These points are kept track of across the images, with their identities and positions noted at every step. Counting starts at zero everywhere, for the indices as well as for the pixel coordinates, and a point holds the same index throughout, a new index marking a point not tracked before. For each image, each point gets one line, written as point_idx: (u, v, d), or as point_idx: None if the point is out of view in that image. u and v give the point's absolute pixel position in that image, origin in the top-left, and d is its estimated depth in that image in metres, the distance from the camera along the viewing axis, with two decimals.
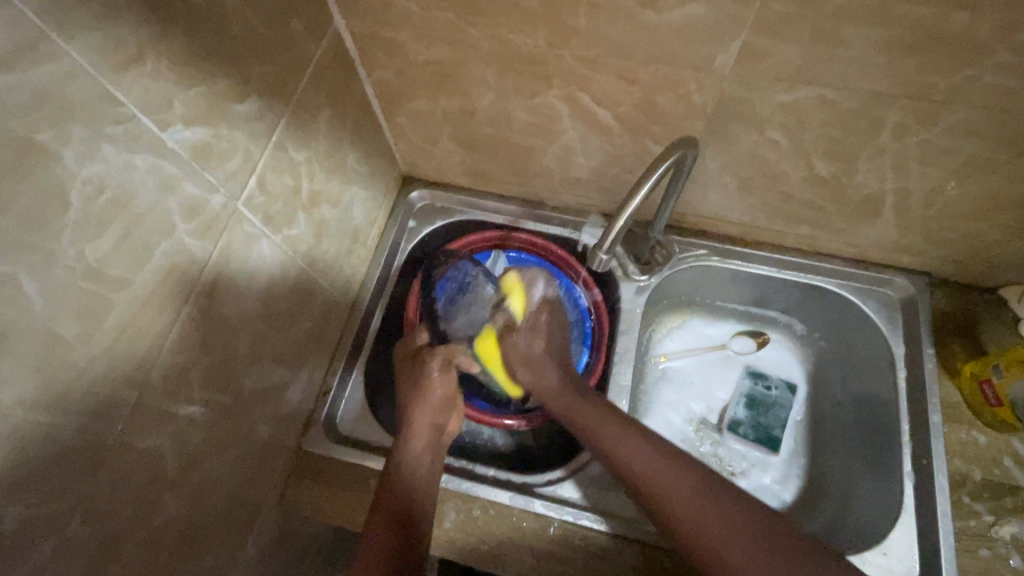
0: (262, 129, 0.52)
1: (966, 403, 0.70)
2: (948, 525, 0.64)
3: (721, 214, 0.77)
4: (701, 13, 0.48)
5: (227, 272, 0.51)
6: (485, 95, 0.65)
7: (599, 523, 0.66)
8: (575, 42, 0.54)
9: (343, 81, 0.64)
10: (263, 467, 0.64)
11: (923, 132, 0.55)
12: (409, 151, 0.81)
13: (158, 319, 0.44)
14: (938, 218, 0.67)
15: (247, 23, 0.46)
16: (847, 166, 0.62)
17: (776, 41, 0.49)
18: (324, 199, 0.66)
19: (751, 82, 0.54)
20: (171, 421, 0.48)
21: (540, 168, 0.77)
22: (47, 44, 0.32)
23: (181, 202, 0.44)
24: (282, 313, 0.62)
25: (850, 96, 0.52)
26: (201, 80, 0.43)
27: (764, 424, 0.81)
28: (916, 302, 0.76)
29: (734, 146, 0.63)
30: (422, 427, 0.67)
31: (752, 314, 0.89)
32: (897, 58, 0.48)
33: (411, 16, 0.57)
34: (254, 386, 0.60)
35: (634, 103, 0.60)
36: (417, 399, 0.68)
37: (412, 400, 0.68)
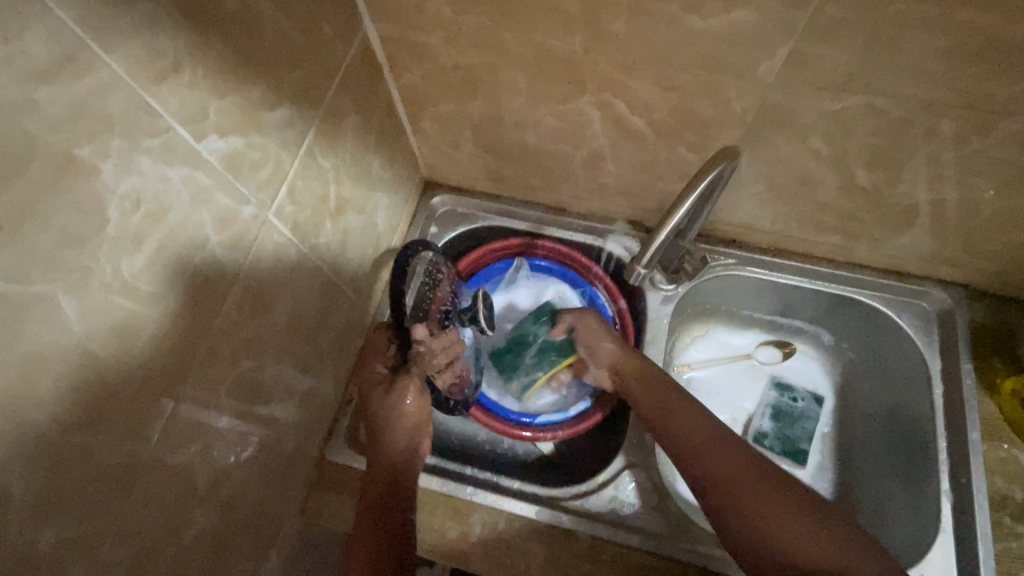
0: (293, 136, 0.51)
1: (1006, 419, 0.68)
2: (987, 547, 0.62)
3: (752, 222, 0.75)
4: (748, 20, 0.46)
5: (257, 282, 0.50)
6: (515, 101, 0.64)
7: (627, 539, 0.65)
8: (613, 48, 0.53)
9: (371, 85, 0.63)
10: (288, 477, 0.63)
11: (974, 142, 0.53)
12: (433, 156, 0.80)
13: (190, 333, 0.43)
14: (982, 229, 0.65)
15: (280, 28, 0.45)
16: (889, 176, 0.60)
17: (825, 48, 0.47)
18: (350, 205, 0.65)
19: (795, 90, 0.52)
20: (200, 435, 0.47)
21: (568, 174, 0.75)
22: (87, 55, 0.31)
23: (214, 213, 0.43)
24: (309, 322, 0.61)
25: (899, 105, 0.51)
26: (236, 88, 0.42)
27: (791, 436, 0.80)
28: (952, 315, 0.74)
29: (771, 154, 0.61)
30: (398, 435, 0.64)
31: (778, 324, 0.87)
32: (954, 68, 0.46)
33: (443, 20, 0.55)
34: (281, 396, 0.59)
35: (670, 110, 0.58)
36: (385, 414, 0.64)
37: (382, 417, 0.63)
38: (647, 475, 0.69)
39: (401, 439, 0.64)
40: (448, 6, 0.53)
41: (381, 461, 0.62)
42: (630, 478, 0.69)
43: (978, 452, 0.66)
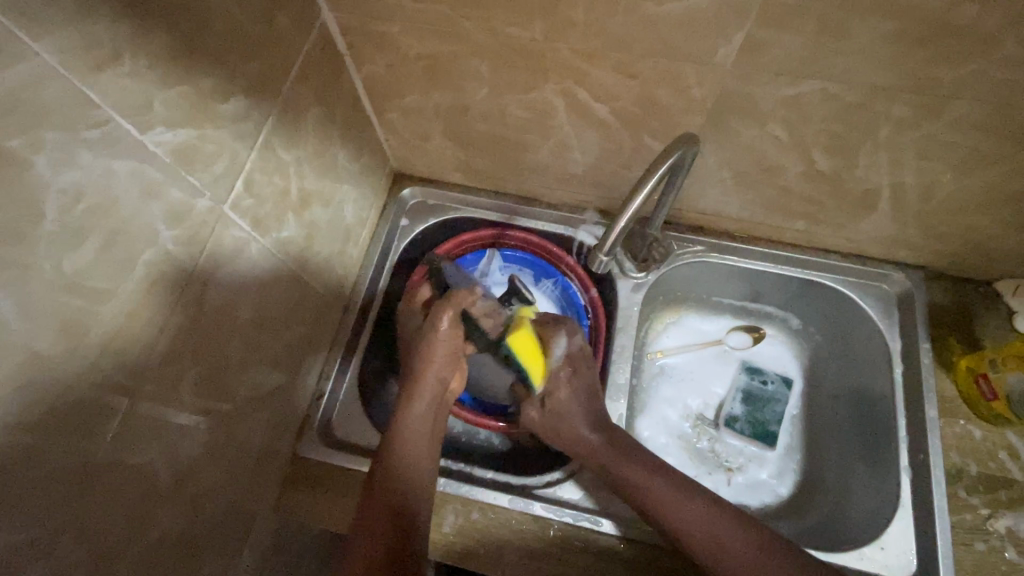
0: (248, 128, 0.50)
1: (963, 396, 0.70)
2: (945, 519, 0.64)
3: (718, 209, 0.76)
4: (702, 6, 0.47)
5: (215, 276, 0.49)
6: (479, 90, 0.64)
7: (599, 525, 0.66)
8: (572, 36, 0.53)
9: (332, 76, 0.62)
10: (258, 475, 0.62)
11: (925, 125, 0.54)
12: (401, 147, 0.79)
13: (144, 330, 0.42)
14: (937, 212, 0.66)
15: (229, 17, 0.44)
16: (846, 161, 0.61)
17: (778, 34, 0.48)
18: (315, 199, 0.64)
19: (752, 76, 0.52)
20: (159, 435, 0.46)
21: (536, 165, 0.75)
22: (15, 44, 0.30)
23: (165, 207, 0.42)
24: (274, 318, 0.60)
25: (852, 90, 0.51)
26: (184, 79, 0.41)
27: (761, 419, 0.82)
28: (912, 296, 0.76)
29: (732, 141, 0.62)
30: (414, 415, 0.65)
31: (748, 310, 0.88)
32: (902, 52, 0.47)
33: (402, 9, 0.55)
34: (247, 393, 0.58)
35: (633, 98, 0.58)
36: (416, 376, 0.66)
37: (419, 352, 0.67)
38: None
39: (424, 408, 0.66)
40: None
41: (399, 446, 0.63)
42: None
43: (934, 428, 0.69)
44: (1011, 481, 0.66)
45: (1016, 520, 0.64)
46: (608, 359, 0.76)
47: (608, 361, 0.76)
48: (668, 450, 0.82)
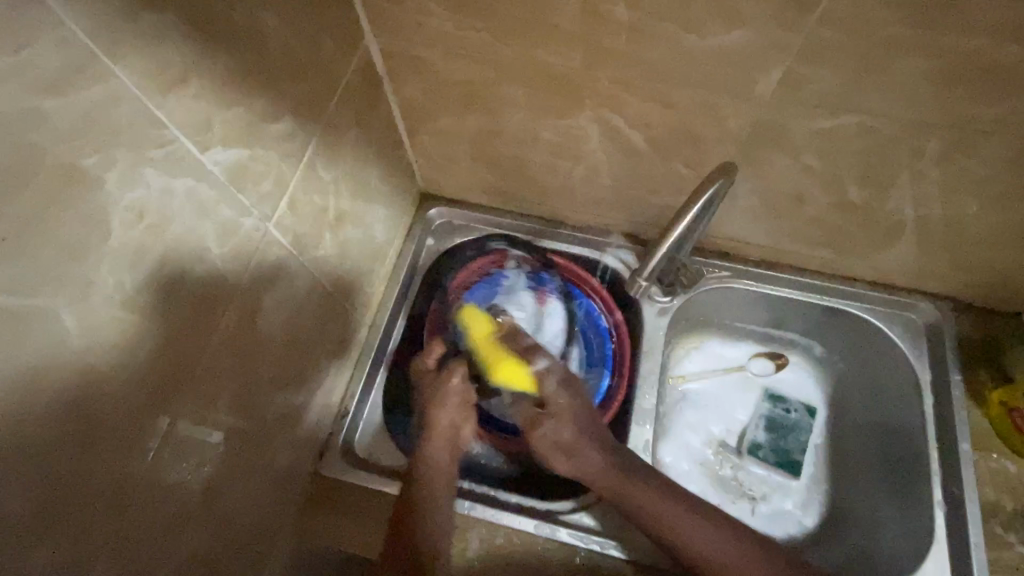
0: (294, 149, 0.50)
1: (997, 431, 0.69)
2: (980, 556, 0.63)
3: (745, 236, 0.76)
4: (745, 39, 0.48)
5: (256, 295, 0.50)
6: (514, 115, 0.65)
7: (626, 552, 0.64)
8: (612, 65, 0.54)
9: (370, 99, 0.63)
10: (281, 494, 0.62)
11: (961, 159, 0.54)
12: (430, 169, 0.80)
13: (189, 346, 0.42)
14: (968, 244, 0.66)
15: (282, 42, 0.45)
16: (878, 192, 0.61)
17: (819, 68, 0.48)
18: (349, 219, 0.65)
19: (790, 107, 0.53)
20: (194, 453, 0.46)
21: (564, 188, 0.76)
22: (95, 67, 0.31)
23: (216, 225, 0.42)
24: (305, 336, 0.61)
25: (889, 123, 0.52)
26: (239, 101, 0.42)
27: (785, 448, 0.81)
28: (940, 327, 0.75)
29: (765, 170, 0.62)
30: (438, 453, 0.64)
31: (771, 336, 0.88)
32: (943, 88, 0.47)
33: (445, 36, 0.56)
34: (276, 411, 0.58)
35: (667, 126, 0.59)
36: (433, 416, 0.65)
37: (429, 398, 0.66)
38: None
39: (444, 451, 0.64)
40: (451, 21, 0.54)
41: (426, 483, 0.61)
42: None
43: (968, 461, 0.67)
44: None
45: None
46: (632, 384, 0.75)
47: (632, 386, 0.75)
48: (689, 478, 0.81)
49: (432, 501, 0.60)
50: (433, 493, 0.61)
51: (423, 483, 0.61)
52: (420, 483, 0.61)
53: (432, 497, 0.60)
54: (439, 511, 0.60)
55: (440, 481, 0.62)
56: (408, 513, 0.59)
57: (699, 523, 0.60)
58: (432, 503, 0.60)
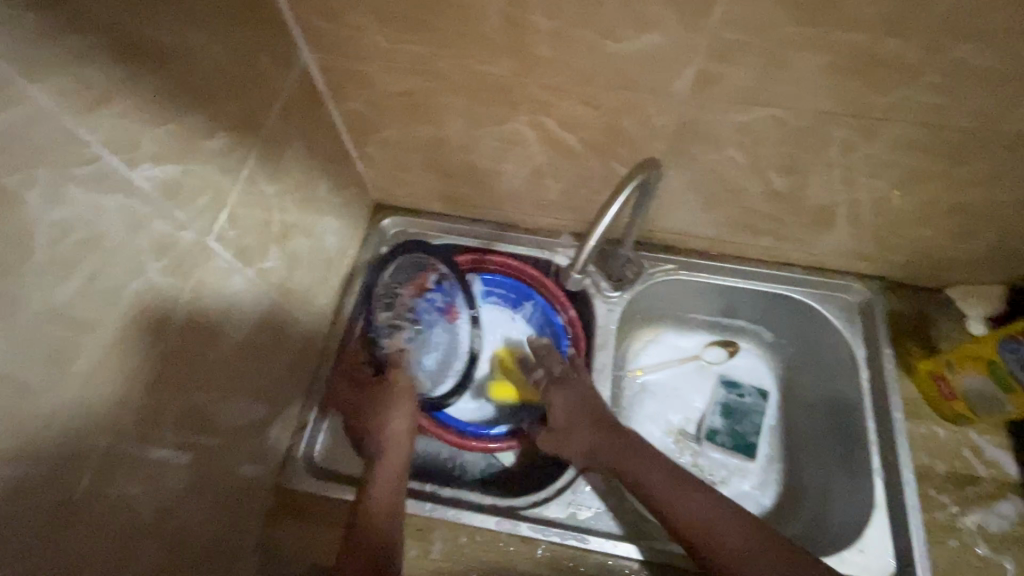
0: (232, 163, 0.52)
1: (927, 400, 0.74)
2: (917, 519, 0.67)
3: (687, 229, 0.80)
4: (657, 42, 0.51)
5: (200, 309, 0.50)
6: (454, 123, 0.67)
7: (586, 541, 0.66)
8: (540, 71, 0.57)
9: (312, 113, 0.64)
10: (242, 509, 0.62)
11: (868, 146, 0.59)
12: (381, 179, 0.82)
13: (128, 362, 0.42)
14: (887, 225, 0.71)
15: (213, 59, 0.46)
16: (800, 181, 0.65)
17: (728, 66, 0.52)
18: (296, 230, 0.66)
19: (708, 104, 0.57)
20: (143, 467, 0.46)
21: (511, 192, 0.78)
22: (14, 89, 0.32)
23: (151, 241, 0.43)
24: (257, 349, 0.61)
25: (798, 115, 0.56)
26: (172, 117, 0.43)
27: (741, 431, 0.84)
28: (872, 305, 0.80)
29: (694, 164, 0.66)
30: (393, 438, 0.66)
31: (722, 325, 0.91)
32: (839, 81, 0.51)
33: (380, 50, 0.58)
34: (232, 423, 0.58)
35: (599, 127, 0.62)
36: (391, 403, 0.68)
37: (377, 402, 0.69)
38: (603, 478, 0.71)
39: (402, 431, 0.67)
40: (383, 35, 0.56)
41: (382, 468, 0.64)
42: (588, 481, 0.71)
43: (902, 429, 0.72)
44: (975, 478, 0.70)
45: (982, 515, 0.67)
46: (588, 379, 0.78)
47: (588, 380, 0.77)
48: None
49: (391, 483, 0.63)
50: (393, 475, 0.64)
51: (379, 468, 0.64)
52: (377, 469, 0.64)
53: (386, 481, 0.63)
54: (396, 493, 0.62)
55: (398, 465, 0.65)
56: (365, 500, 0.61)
57: (701, 510, 0.59)
58: (385, 486, 0.62)
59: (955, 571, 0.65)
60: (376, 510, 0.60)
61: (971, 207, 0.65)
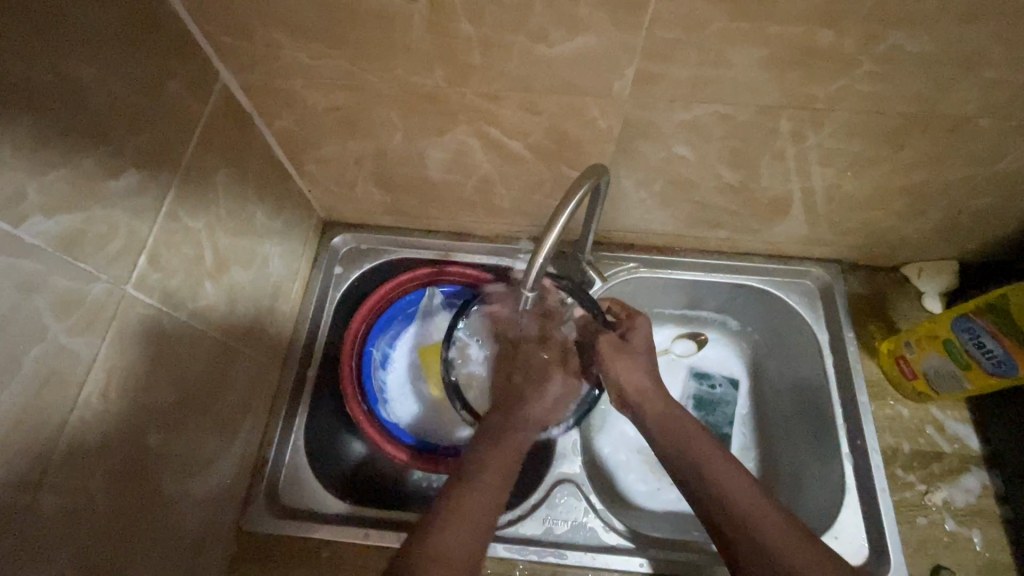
0: (146, 202, 0.48)
1: (888, 378, 0.74)
2: (886, 500, 0.67)
3: (645, 226, 0.78)
4: (591, 44, 0.49)
5: (123, 363, 0.47)
6: (393, 136, 0.64)
7: (563, 557, 0.66)
8: (473, 80, 0.54)
9: (239, 136, 0.60)
10: (197, 559, 0.60)
11: (813, 136, 0.58)
12: (326, 196, 0.78)
13: (29, 435, 0.39)
14: (840, 211, 0.71)
15: (108, 92, 0.42)
16: (750, 173, 0.64)
17: (666, 66, 0.50)
18: (233, 261, 0.62)
19: (650, 103, 0.55)
20: (68, 542, 0.43)
21: (464, 201, 0.76)
22: None
23: (50, 299, 0.39)
24: (200, 394, 0.58)
25: (741, 110, 0.55)
26: (63, 162, 0.39)
27: (714, 423, 0.83)
28: (831, 288, 0.80)
29: (644, 163, 0.64)
30: (495, 467, 0.57)
31: (688, 317, 0.89)
32: (778, 74, 0.50)
33: (302, 66, 0.55)
34: (175, 476, 0.55)
35: (543, 132, 0.60)
36: (502, 433, 0.61)
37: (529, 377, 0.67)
38: (579, 487, 0.70)
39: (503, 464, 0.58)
40: (304, 51, 0.53)
41: (477, 494, 0.54)
42: (562, 494, 0.70)
43: (868, 414, 0.72)
44: (940, 454, 0.71)
45: (948, 491, 0.69)
46: None
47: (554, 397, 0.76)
48: (627, 466, 0.82)
49: (480, 515, 0.52)
50: (480, 512, 0.53)
51: (470, 495, 0.54)
52: (472, 493, 0.54)
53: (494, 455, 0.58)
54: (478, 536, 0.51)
55: (488, 498, 0.54)
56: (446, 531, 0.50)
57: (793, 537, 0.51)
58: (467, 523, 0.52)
59: (924, 549, 0.66)
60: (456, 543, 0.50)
61: (920, 188, 0.65)
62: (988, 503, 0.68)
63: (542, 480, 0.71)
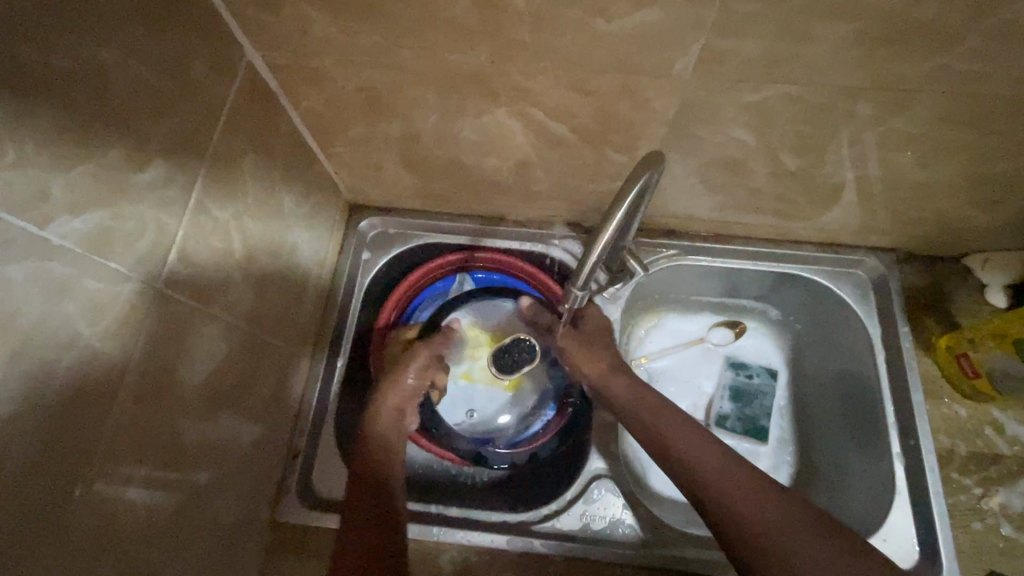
0: (173, 194, 0.45)
1: (948, 376, 0.71)
2: (940, 504, 0.65)
3: (689, 212, 0.74)
4: (656, 18, 0.44)
5: (155, 363, 0.45)
6: (428, 118, 0.60)
7: (601, 554, 0.64)
8: (520, 57, 0.49)
9: (266, 118, 0.57)
10: (232, 552, 0.60)
11: (891, 120, 0.53)
12: (353, 179, 0.74)
13: (61, 451, 0.37)
14: (905, 199, 0.65)
15: (131, 75, 0.39)
16: (814, 158, 0.59)
17: (738, 41, 0.45)
18: (262, 251, 0.59)
19: (714, 83, 0.50)
20: (111, 546, 0.43)
21: (498, 185, 0.72)
22: None
23: (82, 303, 0.37)
24: (234, 390, 0.57)
25: (815, 91, 0.50)
26: (86, 156, 0.36)
27: (751, 415, 0.78)
28: (887, 279, 0.75)
29: (697, 148, 0.60)
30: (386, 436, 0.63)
31: (727, 305, 0.85)
32: (865, 51, 0.45)
33: (334, 43, 0.50)
34: (211, 474, 0.55)
35: (591, 115, 0.55)
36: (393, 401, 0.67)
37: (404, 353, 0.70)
38: (617, 484, 0.68)
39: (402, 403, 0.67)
40: (337, 26, 0.48)
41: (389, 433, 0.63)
42: (599, 490, 0.68)
43: (923, 414, 0.69)
44: (998, 456, 0.68)
45: (1006, 495, 0.66)
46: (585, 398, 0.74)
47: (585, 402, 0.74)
48: None
49: (390, 450, 0.62)
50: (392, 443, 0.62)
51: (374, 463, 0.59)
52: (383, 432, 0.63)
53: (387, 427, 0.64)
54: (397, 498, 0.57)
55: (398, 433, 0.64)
56: (367, 454, 0.60)
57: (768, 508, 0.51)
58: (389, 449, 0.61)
59: (978, 554, 0.64)
60: (382, 462, 0.60)
61: (1000, 174, 0.60)
62: None
63: (580, 473, 0.70)
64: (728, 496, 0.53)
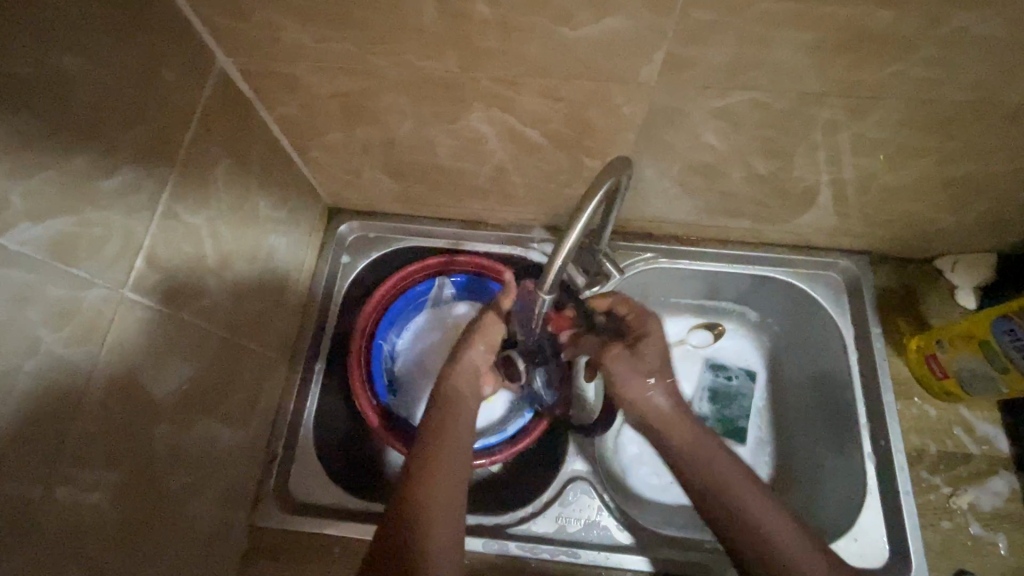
0: (141, 200, 0.45)
1: (917, 376, 0.72)
2: (910, 503, 0.66)
3: (665, 216, 0.75)
4: (619, 27, 0.45)
5: (124, 369, 0.45)
6: (402, 123, 0.60)
7: (577, 556, 0.64)
8: (489, 65, 0.50)
9: (240, 124, 0.57)
10: (208, 557, 0.60)
11: (855, 125, 0.54)
12: (332, 184, 0.75)
13: (24, 459, 0.37)
14: (874, 202, 0.67)
15: (97, 82, 0.39)
16: (783, 163, 0.60)
17: (701, 49, 0.46)
18: (237, 256, 0.60)
19: (680, 89, 0.51)
20: (78, 554, 0.43)
21: (475, 189, 0.72)
22: None
23: (44, 310, 0.37)
24: (207, 395, 0.56)
25: (779, 97, 0.51)
26: (46, 163, 0.36)
27: (730, 417, 0.80)
28: (859, 281, 0.76)
29: (669, 153, 0.60)
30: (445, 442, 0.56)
31: (705, 308, 0.85)
32: (824, 59, 0.46)
33: (305, 49, 0.51)
34: (184, 480, 0.54)
35: (562, 120, 0.56)
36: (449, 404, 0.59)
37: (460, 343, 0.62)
38: (593, 486, 0.69)
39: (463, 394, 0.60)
40: (307, 33, 0.49)
41: (447, 438, 0.56)
42: (575, 492, 0.69)
43: (894, 415, 0.70)
44: (967, 456, 0.69)
45: (975, 494, 0.67)
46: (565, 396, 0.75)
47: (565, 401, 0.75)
48: (640, 461, 0.80)
49: (446, 458, 0.55)
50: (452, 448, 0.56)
51: (426, 475, 0.53)
52: (440, 437, 0.56)
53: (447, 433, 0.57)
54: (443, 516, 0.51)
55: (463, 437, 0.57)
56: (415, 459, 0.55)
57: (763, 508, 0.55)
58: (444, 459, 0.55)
59: (947, 552, 0.65)
60: (432, 474, 0.53)
61: (965, 178, 0.61)
62: (1016, 507, 0.66)
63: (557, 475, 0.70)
64: (733, 500, 0.55)
